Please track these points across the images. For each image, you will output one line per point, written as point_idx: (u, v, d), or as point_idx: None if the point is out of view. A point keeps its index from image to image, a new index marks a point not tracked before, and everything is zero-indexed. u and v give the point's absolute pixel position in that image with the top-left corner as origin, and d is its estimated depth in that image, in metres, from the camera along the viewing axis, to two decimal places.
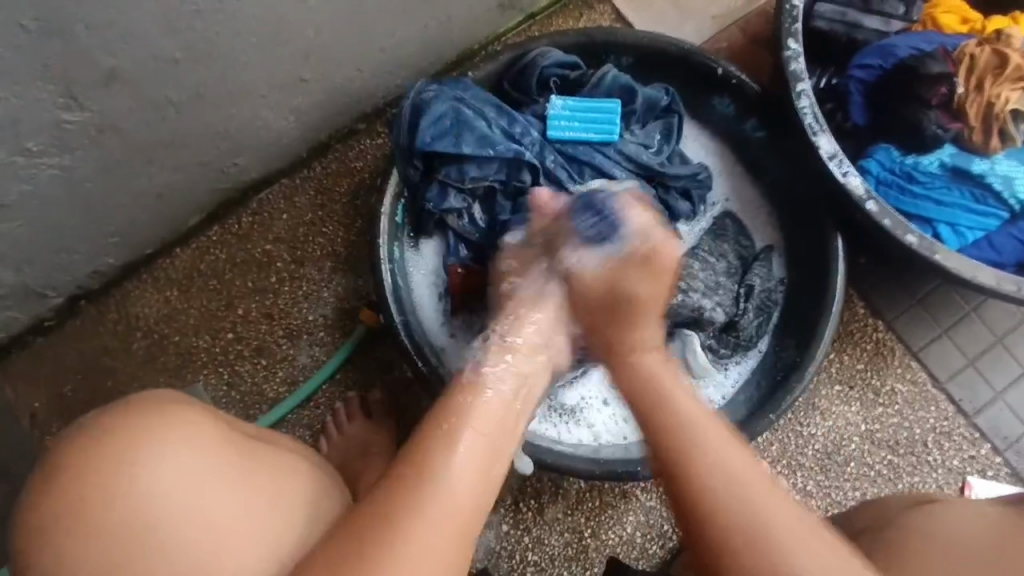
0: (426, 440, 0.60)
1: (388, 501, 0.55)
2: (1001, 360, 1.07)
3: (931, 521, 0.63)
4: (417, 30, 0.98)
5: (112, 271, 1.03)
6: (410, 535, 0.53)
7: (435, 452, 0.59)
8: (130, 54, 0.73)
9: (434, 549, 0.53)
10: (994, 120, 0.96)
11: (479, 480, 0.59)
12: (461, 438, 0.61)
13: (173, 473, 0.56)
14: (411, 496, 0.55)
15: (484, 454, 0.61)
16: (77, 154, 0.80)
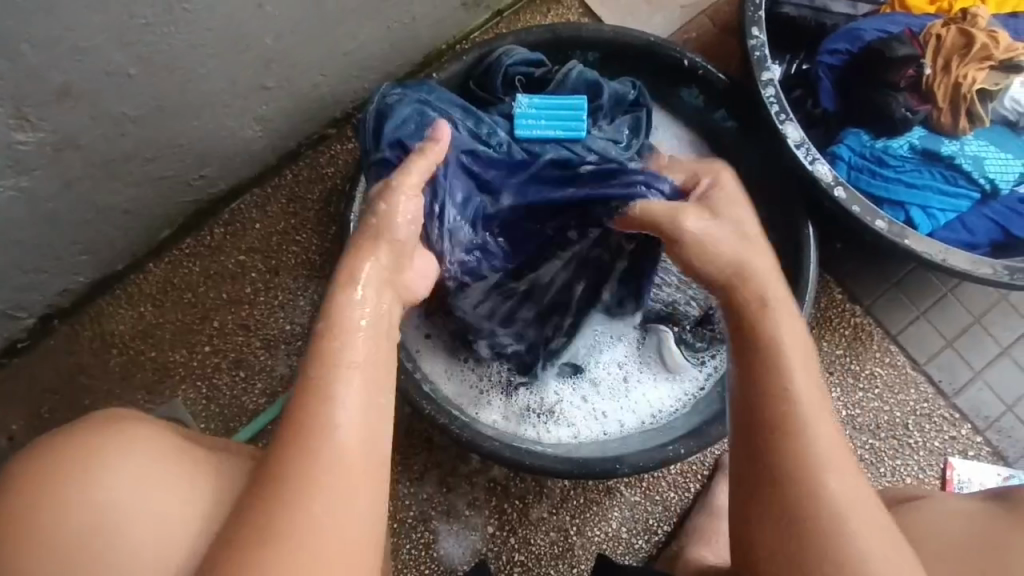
0: (307, 398, 0.50)
1: (276, 465, 0.48)
2: (979, 339, 1.07)
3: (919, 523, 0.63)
4: (381, 33, 0.97)
5: (84, 288, 1.02)
6: (309, 498, 0.46)
7: (312, 411, 0.49)
8: (81, 70, 0.71)
9: (339, 501, 0.47)
10: (962, 100, 0.96)
11: (368, 419, 0.51)
12: (341, 392, 0.51)
13: (129, 476, 0.52)
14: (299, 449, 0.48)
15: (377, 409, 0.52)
16: (36, 174, 0.79)
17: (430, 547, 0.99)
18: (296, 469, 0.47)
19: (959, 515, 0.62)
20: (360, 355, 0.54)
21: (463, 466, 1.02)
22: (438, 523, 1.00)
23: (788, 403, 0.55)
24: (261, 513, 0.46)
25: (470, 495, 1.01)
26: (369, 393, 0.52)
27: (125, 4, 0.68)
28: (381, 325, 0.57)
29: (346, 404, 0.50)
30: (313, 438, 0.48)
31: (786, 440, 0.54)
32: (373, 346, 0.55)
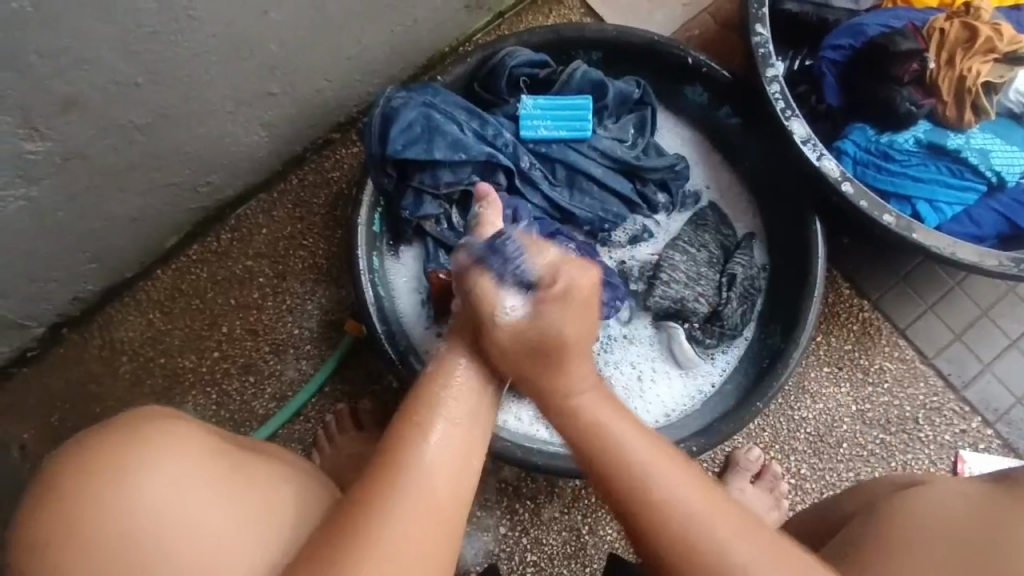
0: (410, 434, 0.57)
1: (360, 494, 0.52)
2: (987, 331, 1.07)
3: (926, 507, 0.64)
4: (384, 37, 0.97)
5: (93, 297, 1.02)
6: (395, 520, 0.50)
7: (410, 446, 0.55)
8: (87, 80, 0.72)
9: (419, 531, 0.50)
10: (967, 93, 0.96)
11: (457, 470, 0.55)
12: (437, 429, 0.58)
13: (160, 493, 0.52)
14: (395, 485, 0.52)
15: (465, 454, 0.57)
16: (44, 184, 0.79)
17: None
18: (385, 493, 0.51)
19: (958, 498, 0.63)
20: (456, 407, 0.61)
21: None
22: None
23: (628, 455, 0.56)
24: (346, 536, 0.49)
25: (481, 496, 1.01)
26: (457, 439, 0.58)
27: (131, 13, 0.68)
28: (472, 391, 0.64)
29: (442, 440, 0.57)
30: (404, 474, 0.53)
31: (625, 494, 0.55)
32: (474, 400, 0.63)
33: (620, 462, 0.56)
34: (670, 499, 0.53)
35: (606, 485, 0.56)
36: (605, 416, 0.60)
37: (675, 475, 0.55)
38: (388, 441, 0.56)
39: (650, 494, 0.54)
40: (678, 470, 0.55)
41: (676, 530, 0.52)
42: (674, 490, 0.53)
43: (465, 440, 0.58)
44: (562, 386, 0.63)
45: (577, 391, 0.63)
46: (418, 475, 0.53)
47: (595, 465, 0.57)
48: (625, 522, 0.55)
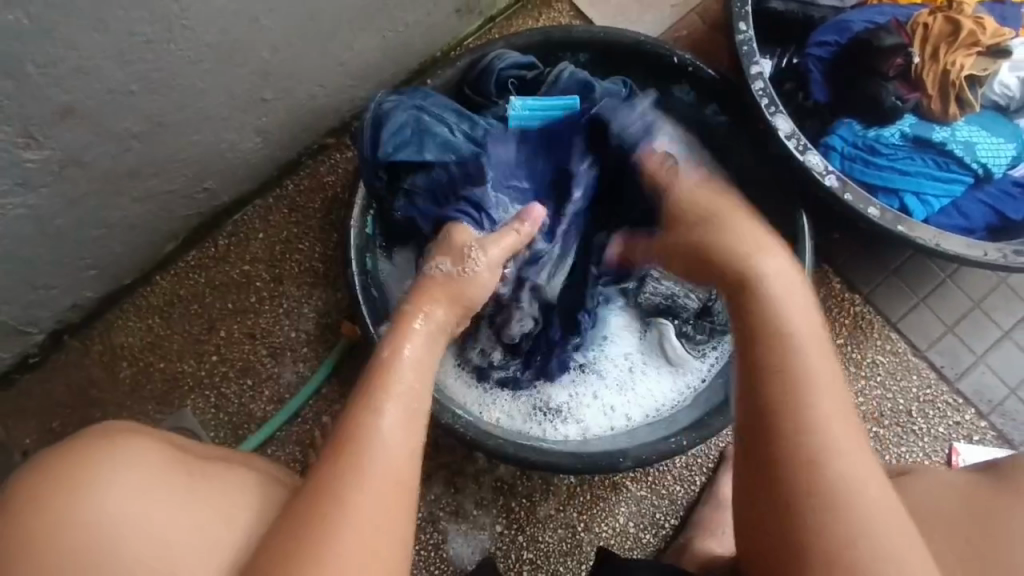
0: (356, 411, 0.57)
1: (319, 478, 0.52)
2: (980, 323, 1.08)
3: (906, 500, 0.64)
4: (376, 42, 0.99)
5: (92, 304, 1.04)
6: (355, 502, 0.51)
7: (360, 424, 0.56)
8: (83, 89, 0.73)
9: (374, 518, 0.51)
10: (951, 87, 0.97)
11: (411, 446, 0.56)
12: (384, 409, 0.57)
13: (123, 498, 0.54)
14: (347, 476, 0.52)
15: (415, 438, 0.57)
16: (43, 191, 0.81)
17: (440, 548, 1.00)
18: (328, 478, 0.52)
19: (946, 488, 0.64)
20: (405, 391, 0.59)
21: (469, 466, 1.02)
22: (448, 523, 1.01)
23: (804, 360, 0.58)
24: (307, 529, 0.49)
25: (478, 495, 1.02)
26: (410, 422, 0.57)
27: (125, 22, 0.70)
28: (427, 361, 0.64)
29: (394, 418, 0.57)
30: (354, 466, 0.53)
31: (815, 451, 0.54)
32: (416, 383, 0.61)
33: (790, 406, 0.56)
34: (848, 473, 0.53)
35: (773, 421, 0.56)
36: (804, 350, 0.59)
37: (850, 430, 0.56)
38: (343, 423, 0.56)
39: (818, 418, 0.55)
40: (864, 453, 0.55)
41: (848, 490, 0.52)
42: (863, 467, 0.54)
43: (410, 426, 0.57)
44: (761, 338, 0.60)
45: (796, 330, 0.60)
46: (368, 465, 0.53)
47: (772, 392, 0.57)
48: (790, 460, 0.54)
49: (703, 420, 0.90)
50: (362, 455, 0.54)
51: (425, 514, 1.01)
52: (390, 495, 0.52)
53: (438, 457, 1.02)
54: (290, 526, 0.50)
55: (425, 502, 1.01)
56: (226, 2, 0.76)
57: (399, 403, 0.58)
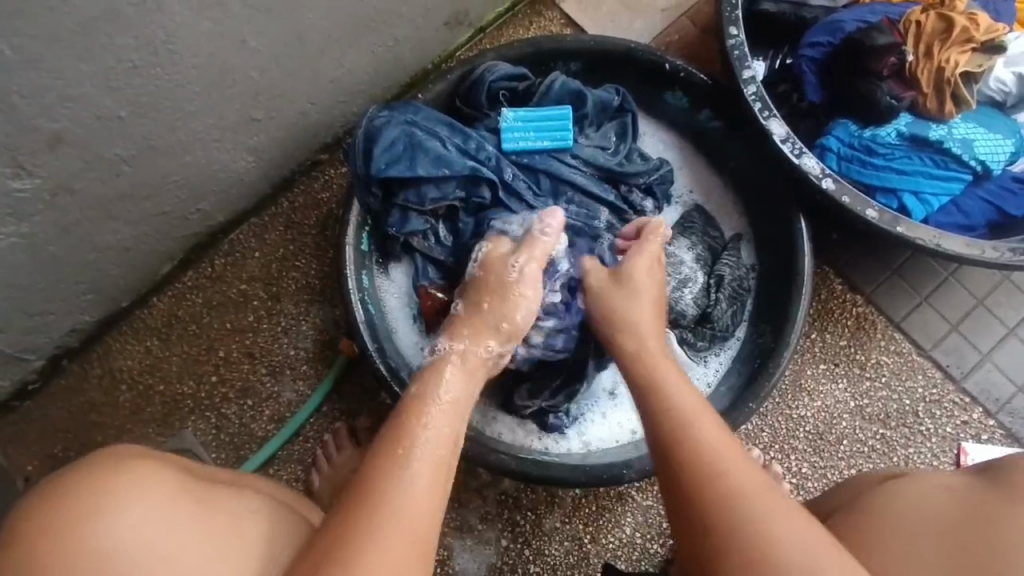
0: (385, 464, 0.58)
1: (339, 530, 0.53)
2: (984, 321, 1.06)
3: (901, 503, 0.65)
4: (366, 58, 0.99)
5: (90, 328, 1.03)
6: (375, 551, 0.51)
7: (384, 478, 0.57)
8: (71, 117, 0.73)
9: (399, 551, 0.52)
10: (946, 85, 0.96)
11: (432, 496, 0.57)
12: (411, 463, 0.58)
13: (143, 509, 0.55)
14: (378, 501, 0.55)
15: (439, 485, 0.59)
16: (35, 220, 0.80)
17: (445, 564, 0.99)
18: (346, 527, 0.53)
19: (944, 492, 0.64)
20: (434, 435, 0.62)
21: (472, 481, 1.01)
22: (453, 539, 1.00)
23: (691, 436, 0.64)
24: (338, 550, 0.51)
25: (482, 509, 1.01)
26: (436, 472, 0.59)
27: (110, 49, 0.70)
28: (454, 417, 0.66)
29: (417, 477, 0.58)
30: (387, 498, 0.55)
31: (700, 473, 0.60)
32: (446, 434, 0.63)
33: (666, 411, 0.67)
34: (740, 485, 0.58)
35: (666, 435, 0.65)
36: (661, 366, 0.74)
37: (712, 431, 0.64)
38: (364, 479, 0.57)
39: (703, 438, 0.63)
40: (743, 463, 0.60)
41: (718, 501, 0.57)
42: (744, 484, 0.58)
43: (442, 472, 0.60)
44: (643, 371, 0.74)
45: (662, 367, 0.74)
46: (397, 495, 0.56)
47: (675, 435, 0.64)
48: (679, 489, 0.61)
49: None
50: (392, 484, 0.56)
51: None
52: (415, 543, 0.53)
53: None
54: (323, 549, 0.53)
55: None
56: (211, 25, 0.76)
57: (430, 446, 0.61)
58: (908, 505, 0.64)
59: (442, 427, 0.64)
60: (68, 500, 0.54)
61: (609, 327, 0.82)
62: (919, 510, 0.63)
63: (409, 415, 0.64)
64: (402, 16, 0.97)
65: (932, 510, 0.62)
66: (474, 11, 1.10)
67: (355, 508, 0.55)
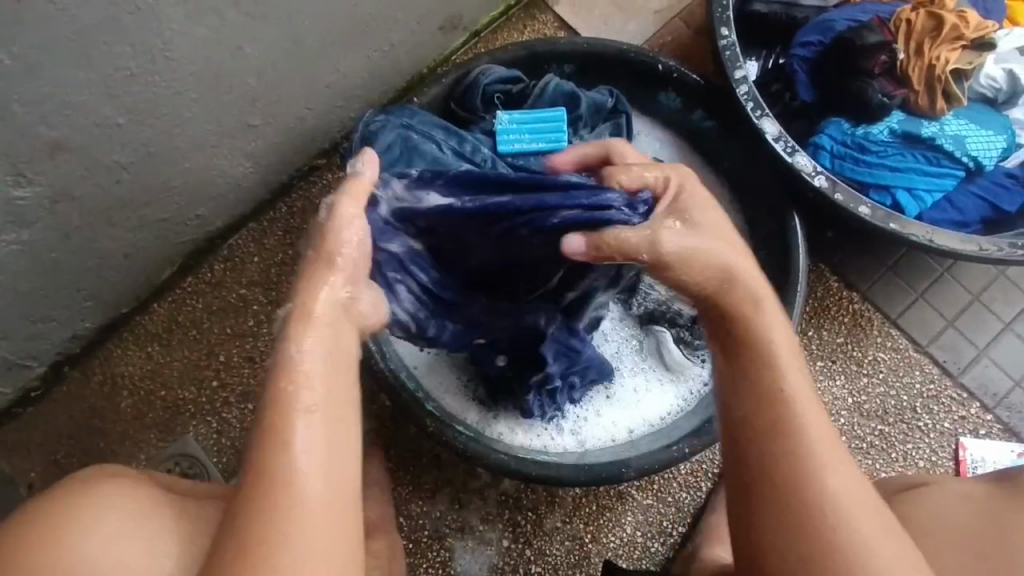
0: (269, 437, 0.48)
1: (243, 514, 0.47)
2: (980, 316, 1.07)
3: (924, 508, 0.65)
4: (362, 64, 1.00)
5: (91, 334, 1.04)
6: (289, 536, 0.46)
7: (273, 451, 0.48)
8: (70, 124, 0.74)
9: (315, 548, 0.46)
10: (937, 82, 0.97)
11: (331, 453, 0.49)
12: (298, 432, 0.49)
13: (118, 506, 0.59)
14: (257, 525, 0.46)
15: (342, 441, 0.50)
16: (36, 227, 0.81)
17: (446, 565, 0.99)
18: (256, 505, 0.47)
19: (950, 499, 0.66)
20: (306, 426, 0.49)
21: (473, 482, 1.02)
22: (454, 540, 1.00)
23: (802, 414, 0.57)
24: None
25: (482, 510, 1.01)
26: (326, 428, 0.50)
27: (109, 57, 0.71)
28: (318, 391, 0.50)
29: (306, 441, 0.48)
30: (275, 513, 0.46)
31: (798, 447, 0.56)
32: (328, 384, 0.51)
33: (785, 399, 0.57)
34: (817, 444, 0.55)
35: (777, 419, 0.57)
36: (768, 313, 0.62)
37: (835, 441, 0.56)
38: (253, 451, 0.49)
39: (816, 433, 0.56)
40: (843, 459, 0.55)
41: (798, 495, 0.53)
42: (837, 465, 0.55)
43: (340, 423, 0.50)
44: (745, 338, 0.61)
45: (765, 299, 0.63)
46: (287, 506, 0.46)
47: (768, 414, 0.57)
48: (756, 458, 0.56)
49: (706, 426, 0.90)
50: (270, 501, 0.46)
51: (431, 532, 1.00)
52: (330, 505, 0.47)
53: (441, 473, 1.02)
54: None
55: (430, 520, 1.00)
56: (207, 32, 0.77)
57: (308, 436, 0.49)
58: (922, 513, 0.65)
59: (314, 418, 0.49)
60: (40, 517, 0.56)
61: (698, 254, 0.64)
62: (938, 517, 0.63)
63: (274, 413, 0.49)
64: (397, 21, 0.98)
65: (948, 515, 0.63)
66: (468, 15, 1.11)
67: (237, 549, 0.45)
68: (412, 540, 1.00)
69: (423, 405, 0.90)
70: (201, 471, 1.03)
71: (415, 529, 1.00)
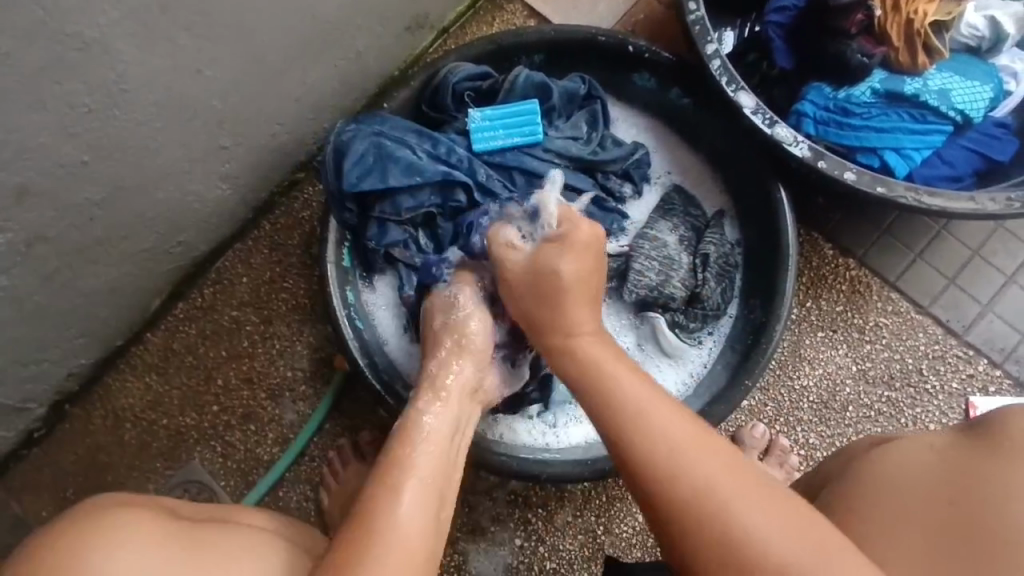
0: (380, 489, 0.59)
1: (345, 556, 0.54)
2: (981, 271, 1.05)
3: (890, 465, 0.66)
4: (329, 74, 0.98)
5: (88, 370, 1.04)
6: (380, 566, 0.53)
7: (381, 505, 0.58)
8: (34, 167, 0.73)
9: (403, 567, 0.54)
10: (917, 38, 0.94)
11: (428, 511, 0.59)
12: (405, 490, 0.60)
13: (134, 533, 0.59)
14: (385, 530, 0.56)
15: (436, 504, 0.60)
16: (14, 272, 0.81)
17: (461, 569, 0.99)
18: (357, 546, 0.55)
19: (927, 451, 0.64)
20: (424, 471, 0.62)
21: (480, 483, 1.01)
22: (467, 543, 1.00)
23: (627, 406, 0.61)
24: (375, 526, 0.56)
25: (493, 511, 1.01)
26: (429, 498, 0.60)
27: (63, 95, 0.70)
28: (451, 420, 0.71)
29: (412, 500, 0.59)
30: (387, 515, 0.57)
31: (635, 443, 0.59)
32: (435, 460, 0.64)
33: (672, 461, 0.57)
34: (666, 434, 0.58)
35: (626, 456, 0.59)
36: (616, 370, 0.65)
37: (774, 516, 0.53)
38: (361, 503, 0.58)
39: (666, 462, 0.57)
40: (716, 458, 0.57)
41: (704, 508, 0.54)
42: (682, 447, 0.57)
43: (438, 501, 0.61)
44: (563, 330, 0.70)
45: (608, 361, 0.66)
46: (394, 518, 0.57)
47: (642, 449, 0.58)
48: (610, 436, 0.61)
49: (707, 412, 0.89)
50: (413, 451, 0.64)
51: (443, 537, 1.00)
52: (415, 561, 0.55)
53: None
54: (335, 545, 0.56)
55: None
56: (164, 60, 0.75)
57: (438, 432, 0.68)
58: (888, 467, 0.66)
59: (443, 427, 0.69)
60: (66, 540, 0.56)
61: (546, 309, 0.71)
62: (903, 472, 0.64)
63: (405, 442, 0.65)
64: (359, 27, 0.97)
65: (913, 469, 0.63)
66: (434, 13, 1.09)
67: (359, 537, 0.55)
68: None
69: None
70: (211, 496, 1.04)
71: None
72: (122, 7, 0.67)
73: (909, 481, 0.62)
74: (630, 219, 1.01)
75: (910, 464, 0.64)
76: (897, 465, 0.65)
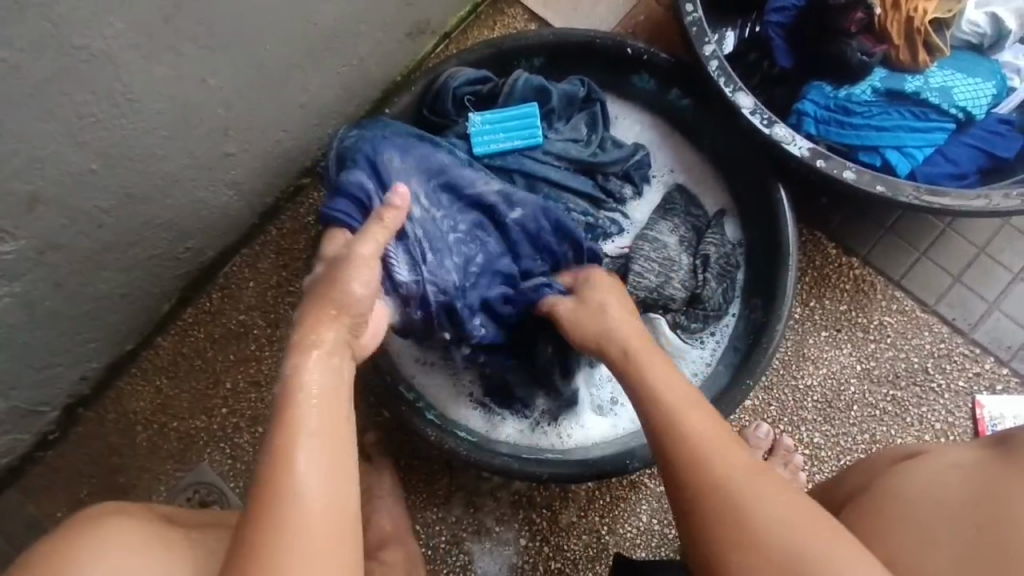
0: (274, 465, 0.53)
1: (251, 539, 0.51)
2: (987, 269, 1.04)
3: (920, 481, 0.66)
4: (332, 80, 1.00)
5: (99, 374, 1.06)
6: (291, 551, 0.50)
7: (274, 474, 0.52)
8: (44, 176, 0.75)
9: (316, 538, 0.51)
10: (918, 34, 0.94)
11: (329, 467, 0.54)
12: (299, 450, 0.54)
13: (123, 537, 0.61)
14: (285, 508, 0.51)
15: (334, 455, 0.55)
16: (26, 279, 0.82)
17: (466, 569, 1.00)
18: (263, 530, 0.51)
19: (956, 472, 0.64)
20: (316, 427, 0.55)
21: (485, 484, 1.02)
22: (471, 543, 1.01)
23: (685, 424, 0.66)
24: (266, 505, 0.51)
25: (498, 512, 1.01)
26: (325, 459, 0.54)
27: (71, 105, 0.71)
28: (338, 371, 0.60)
29: (309, 461, 0.53)
30: (282, 491, 0.52)
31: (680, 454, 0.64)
32: (331, 402, 0.57)
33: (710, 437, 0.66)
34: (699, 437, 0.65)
35: (679, 464, 0.64)
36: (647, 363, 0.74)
37: (790, 505, 0.58)
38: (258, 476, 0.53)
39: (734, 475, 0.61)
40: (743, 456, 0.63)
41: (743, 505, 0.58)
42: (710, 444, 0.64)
43: (336, 451, 0.55)
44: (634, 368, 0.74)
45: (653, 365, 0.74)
46: (294, 493, 0.52)
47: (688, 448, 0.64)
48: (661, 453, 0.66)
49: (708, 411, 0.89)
50: (296, 415, 0.55)
51: (448, 537, 1.01)
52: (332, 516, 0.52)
53: (453, 479, 1.02)
54: (249, 523, 0.52)
55: (446, 526, 1.01)
56: (169, 70, 0.77)
57: (325, 394, 0.58)
58: (917, 485, 0.65)
59: (327, 387, 0.58)
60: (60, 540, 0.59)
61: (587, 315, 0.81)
62: (933, 491, 0.63)
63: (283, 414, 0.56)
64: (361, 35, 0.98)
65: (943, 489, 0.63)
66: (435, 18, 1.10)
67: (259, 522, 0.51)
68: (430, 547, 1.01)
69: (422, 414, 0.90)
70: (220, 497, 1.06)
71: (431, 535, 1.01)
72: (127, 19, 0.69)
73: (938, 499, 0.62)
74: (631, 221, 1.01)
75: (940, 484, 0.64)
76: (927, 485, 0.65)
